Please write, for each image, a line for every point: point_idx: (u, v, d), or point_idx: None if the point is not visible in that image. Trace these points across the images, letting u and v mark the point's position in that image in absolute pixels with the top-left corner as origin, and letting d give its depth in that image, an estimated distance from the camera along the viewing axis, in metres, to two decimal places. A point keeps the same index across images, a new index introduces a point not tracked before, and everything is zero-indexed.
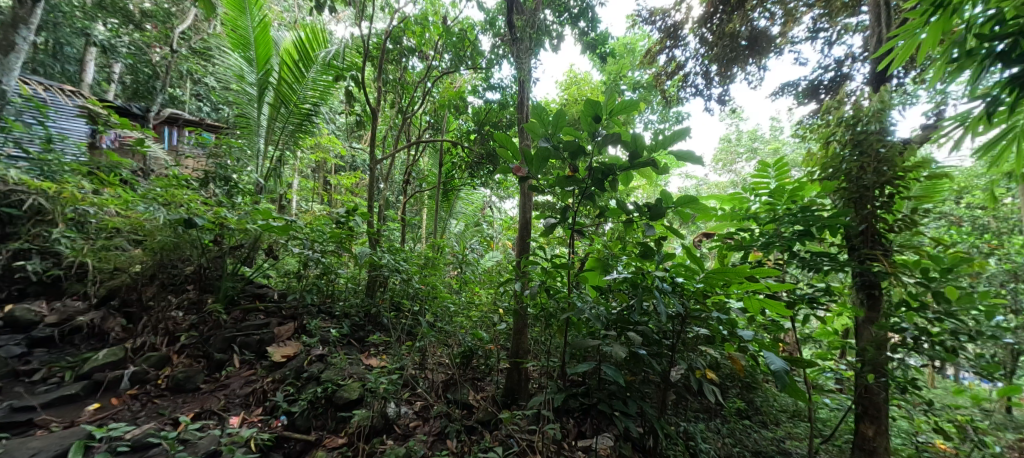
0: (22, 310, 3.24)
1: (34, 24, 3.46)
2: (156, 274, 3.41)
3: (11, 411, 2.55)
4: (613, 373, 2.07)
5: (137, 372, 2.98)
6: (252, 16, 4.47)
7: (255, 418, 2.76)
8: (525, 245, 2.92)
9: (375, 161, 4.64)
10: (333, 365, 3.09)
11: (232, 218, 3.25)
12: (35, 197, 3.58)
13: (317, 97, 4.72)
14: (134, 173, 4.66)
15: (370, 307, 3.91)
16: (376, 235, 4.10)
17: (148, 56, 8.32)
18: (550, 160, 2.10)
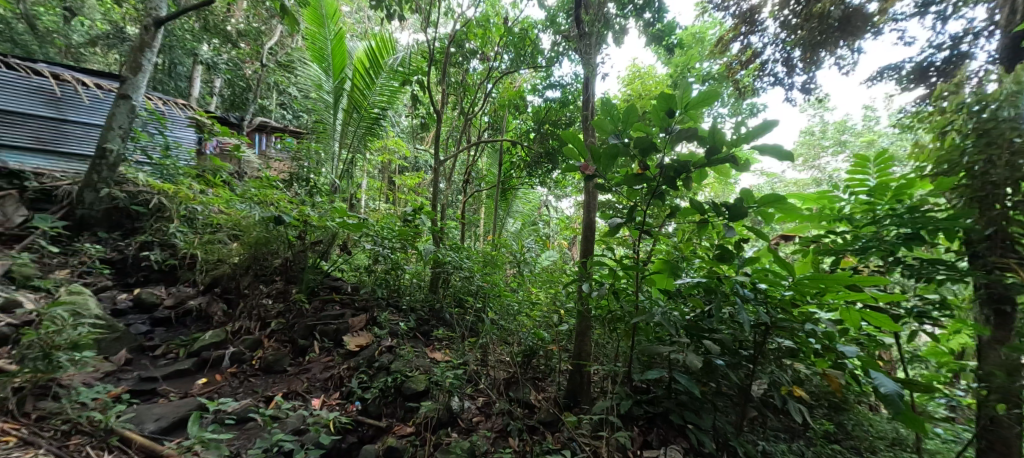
0: (147, 293, 3.78)
1: (154, 47, 4.51)
2: (250, 265, 3.80)
3: (141, 380, 2.96)
4: (686, 382, 1.96)
5: (236, 353, 3.34)
6: (330, 30, 4.80)
7: (333, 402, 2.98)
8: (589, 247, 2.77)
9: (437, 161, 4.77)
10: (401, 356, 3.23)
11: (314, 216, 3.53)
12: (158, 198, 4.36)
13: (385, 102, 4.98)
14: (233, 175, 5.23)
15: (434, 303, 4.03)
16: (440, 233, 4.24)
17: (242, 72, 9.39)
18: (618, 158, 2.04)
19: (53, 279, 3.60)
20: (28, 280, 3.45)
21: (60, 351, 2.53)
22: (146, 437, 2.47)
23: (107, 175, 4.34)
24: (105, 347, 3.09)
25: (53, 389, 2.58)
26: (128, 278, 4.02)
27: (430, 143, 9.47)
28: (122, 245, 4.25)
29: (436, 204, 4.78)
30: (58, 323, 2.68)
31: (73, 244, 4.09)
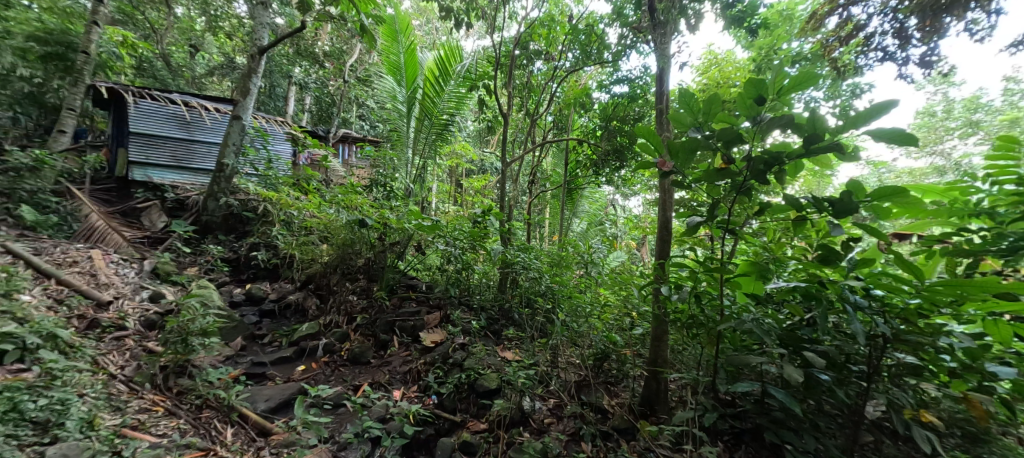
0: (256, 288, 4.29)
1: (258, 72, 5.06)
2: (339, 265, 4.13)
3: (253, 365, 3.36)
4: (783, 397, 1.76)
5: (328, 343, 3.65)
6: (403, 43, 5.05)
7: (412, 394, 3.14)
8: (666, 248, 2.59)
9: (503, 163, 4.79)
10: (473, 354, 3.31)
11: (392, 219, 3.76)
12: (264, 204, 4.90)
13: (453, 108, 5.14)
14: (321, 182, 5.70)
15: (503, 303, 4.03)
16: (508, 234, 4.28)
17: (327, 88, 10.28)
18: (698, 152, 1.89)
19: (186, 275, 4.22)
20: (169, 275, 4.12)
21: (194, 336, 2.95)
22: (259, 415, 2.81)
23: (225, 186, 4.99)
24: (226, 334, 3.53)
25: (189, 368, 2.99)
26: (242, 275, 4.59)
27: (497, 146, 9.60)
28: (236, 246, 4.85)
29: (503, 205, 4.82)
30: (192, 312, 3.08)
31: (200, 245, 4.77)
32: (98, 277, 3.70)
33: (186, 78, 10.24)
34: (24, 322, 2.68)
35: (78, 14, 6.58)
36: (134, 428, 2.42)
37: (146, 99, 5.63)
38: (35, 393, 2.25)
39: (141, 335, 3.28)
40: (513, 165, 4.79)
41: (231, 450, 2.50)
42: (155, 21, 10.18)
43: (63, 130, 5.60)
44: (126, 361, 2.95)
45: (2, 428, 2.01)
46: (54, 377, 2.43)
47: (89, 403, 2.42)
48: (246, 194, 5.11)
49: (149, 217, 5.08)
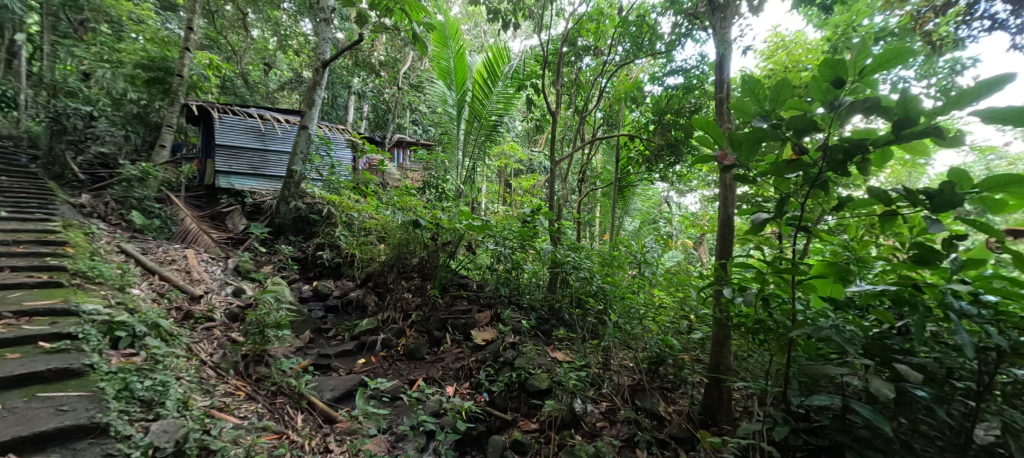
0: (322, 285, 4.57)
1: (322, 84, 5.36)
2: (395, 263, 4.29)
3: (319, 356, 3.58)
4: (868, 413, 1.57)
5: (386, 339, 3.80)
6: (453, 48, 5.13)
7: (465, 391, 3.20)
8: (728, 246, 2.40)
9: (553, 162, 4.72)
10: (524, 353, 3.28)
11: (444, 220, 3.83)
12: (328, 207, 5.20)
13: (502, 108, 5.15)
14: (378, 185, 5.94)
15: (553, 303, 3.97)
16: (557, 233, 4.21)
17: (383, 96, 10.73)
18: (765, 143, 1.73)
19: (262, 273, 4.57)
20: (248, 273, 4.49)
21: (270, 329, 3.20)
22: (325, 404, 2.98)
23: (295, 191, 5.37)
24: (297, 327, 3.79)
25: (266, 357, 3.21)
26: (310, 273, 4.92)
27: (546, 145, 9.52)
28: (304, 246, 5.20)
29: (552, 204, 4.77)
30: (268, 305, 3.32)
31: (274, 245, 5.19)
32: (191, 274, 4.14)
33: (261, 94, 11.15)
34: (135, 313, 3.07)
35: (172, 42, 8.15)
36: (220, 410, 2.61)
37: (229, 115, 6.30)
38: (142, 374, 2.49)
39: (226, 326, 3.56)
40: (562, 163, 4.70)
41: (302, 435, 2.64)
42: (234, 43, 11.18)
43: (163, 145, 6.41)
44: (214, 349, 3.22)
45: (116, 403, 2.21)
46: (157, 361, 2.68)
47: (184, 385, 2.63)
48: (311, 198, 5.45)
49: (232, 221, 5.60)
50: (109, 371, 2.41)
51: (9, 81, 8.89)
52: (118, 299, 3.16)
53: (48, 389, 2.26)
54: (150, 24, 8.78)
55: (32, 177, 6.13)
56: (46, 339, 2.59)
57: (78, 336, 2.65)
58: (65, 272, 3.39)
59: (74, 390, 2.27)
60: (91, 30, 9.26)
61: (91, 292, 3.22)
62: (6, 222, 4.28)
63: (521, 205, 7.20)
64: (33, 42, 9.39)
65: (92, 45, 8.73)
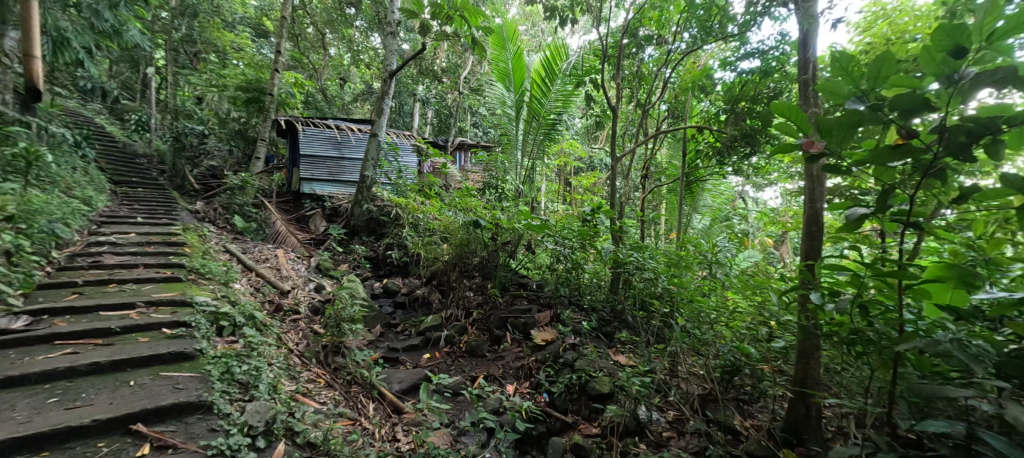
0: (391, 283, 4.79)
1: (389, 93, 5.60)
2: (458, 263, 4.38)
3: (388, 350, 3.75)
4: (1002, 446, 1.30)
5: (449, 335, 3.89)
6: (511, 49, 5.12)
7: (525, 390, 3.17)
8: (815, 247, 2.14)
9: (614, 159, 4.54)
10: (585, 355, 3.19)
11: (503, 220, 3.83)
12: (396, 209, 5.45)
13: (560, 107, 5.07)
14: (441, 187, 6.13)
15: (615, 304, 3.80)
16: (620, 232, 4.04)
17: (445, 101, 11.10)
18: (862, 127, 1.50)
19: (340, 270, 4.87)
20: (327, 270, 4.83)
21: (346, 322, 3.42)
22: (394, 395, 3.11)
23: (368, 194, 5.71)
24: (369, 321, 4.01)
25: (342, 348, 3.42)
26: (381, 271, 5.18)
27: (607, 142, 9.27)
28: (376, 246, 5.50)
29: (615, 202, 4.61)
30: (344, 301, 3.55)
31: (349, 245, 5.53)
32: (281, 271, 4.53)
33: (337, 106, 12.00)
34: (236, 305, 3.41)
35: (263, 64, 9.03)
36: (304, 395, 2.79)
37: (310, 126, 6.90)
38: (241, 359, 2.72)
39: (310, 318, 3.84)
40: (624, 159, 4.52)
41: (373, 423, 2.75)
42: (314, 61, 12.14)
43: (259, 157, 7.15)
44: (300, 338, 3.48)
45: (221, 384, 2.44)
46: (253, 348, 2.92)
47: (275, 370, 2.82)
48: (381, 201, 5.75)
49: (313, 222, 6.07)
50: (214, 356, 2.67)
51: (141, 107, 10.40)
52: (224, 293, 3.52)
53: (169, 369, 2.53)
54: (245, 49, 9.80)
55: (161, 189, 7.11)
56: (168, 326, 2.92)
57: (192, 324, 2.95)
58: (183, 269, 3.84)
59: (188, 371, 2.53)
60: (201, 59, 10.55)
61: (202, 286, 3.60)
62: (140, 226, 4.96)
63: (582, 204, 7.05)
64: (159, 73, 10.90)
65: (202, 72, 9.95)
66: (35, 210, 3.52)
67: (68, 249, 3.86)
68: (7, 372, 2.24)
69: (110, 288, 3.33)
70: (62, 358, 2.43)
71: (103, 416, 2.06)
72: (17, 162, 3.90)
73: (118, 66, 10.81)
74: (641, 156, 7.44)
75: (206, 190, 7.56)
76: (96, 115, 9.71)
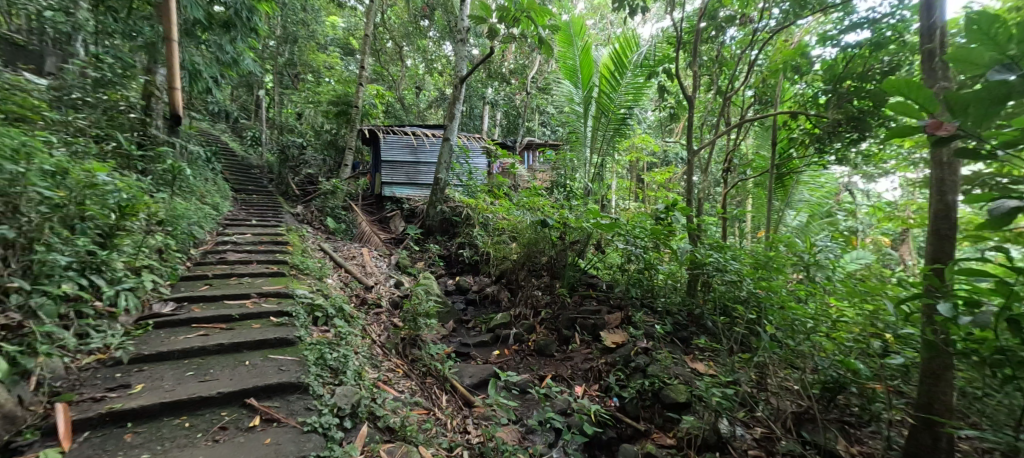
0: (462, 280, 4.91)
1: (460, 98, 5.75)
2: (526, 262, 4.37)
3: (461, 344, 3.84)
4: None
5: (518, 333, 3.89)
6: (578, 45, 5.00)
7: (594, 393, 3.11)
8: (948, 247, 1.81)
9: (690, 152, 4.23)
10: (658, 359, 3.01)
11: (571, 219, 3.75)
12: (467, 209, 5.59)
13: (631, 101, 4.83)
14: (510, 187, 6.17)
15: (693, 308, 3.56)
16: (698, 231, 3.76)
17: (513, 102, 11.21)
18: (1013, 102, 1.19)
19: (416, 268, 5.09)
20: (404, 267, 5.09)
21: (420, 317, 3.56)
22: (466, 388, 3.18)
23: (441, 195, 5.92)
24: (443, 317, 4.14)
25: (418, 341, 3.55)
26: (453, 269, 5.34)
27: (683, 136, 8.74)
28: (448, 245, 5.68)
29: (694, 198, 4.30)
30: (420, 297, 3.70)
31: (424, 244, 5.77)
32: (366, 268, 4.85)
33: (414, 113, 12.62)
34: (328, 298, 3.70)
35: (348, 78, 9.77)
36: (385, 382, 2.93)
37: (391, 134, 7.33)
38: (331, 347, 2.93)
39: (390, 312, 4.05)
40: (702, 152, 4.21)
41: (446, 414, 2.83)
42: (394, 73, 12.89)
43: (347, 164, 7.78)
44: (382, 330, 3.69)
45: (315, 368, 2.63)
46: (342, 338, 3.14)
47: (360, 358, 3.00)
48: (453, 202, 5.92)
49: (393, 222, 6.42)
50: (311, 342, 2.89)
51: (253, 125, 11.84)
52: (318, 287, 3.82)
53: (275, 352, 2.77)
54: (334, 67, 10.69)
55: (268, 195, 8.00)
56: (274, 315, 3.21)
57: (293, 313, 3.21)
58: (287, 265, 4.23)
59: (290, 355, 2.76)
60: (299, 79, 11.75)
61: (301, 280, 3.94)
62: (253, 226, 5.59)
63: (657, 201, 6.71)
64: (266, 95, 12.35)
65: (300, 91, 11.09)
66: (178, 215, 4.09)
67: (201, 246, 4.44)
68: (157, 347, 2.58)
69: (232, 279, 3.75)
70: (195, 338, 2.75)
71: (227, 390, 2.31)
72: (167, 176, 4.56)
73: (236, 91, 12.45)
74: (721, 149, 6.91)
75: (304, 195, 8.37)
76: (219, 133, 11.20)
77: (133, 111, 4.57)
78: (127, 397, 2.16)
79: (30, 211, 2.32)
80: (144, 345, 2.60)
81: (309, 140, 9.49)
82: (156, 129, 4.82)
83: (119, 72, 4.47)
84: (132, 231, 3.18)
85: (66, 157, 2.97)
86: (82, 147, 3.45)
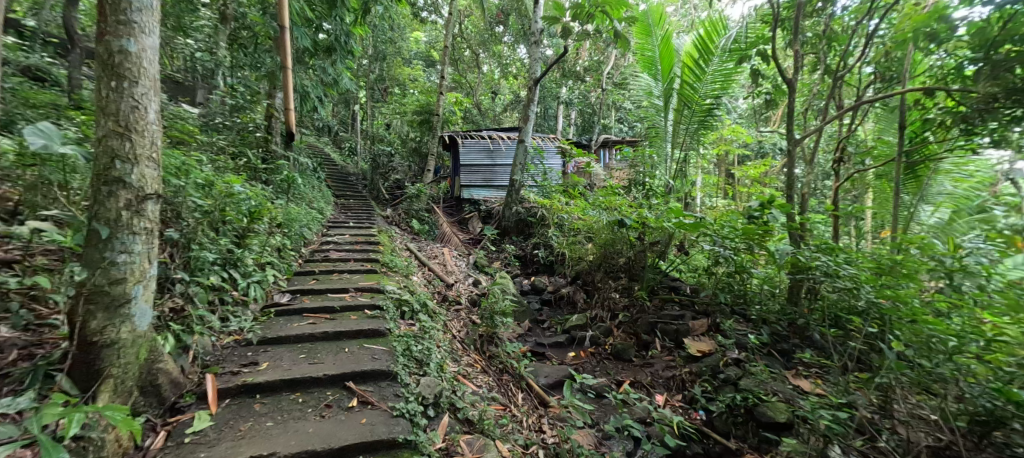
0: (538, 281, 5.01)
1: (534, 99, 5.83)
2: (602, 263, 4.34)
3: (536, 344, 3.91)
4: None
5: (595, 336, 3.89)
6: (657, 34, 4.82)
7: (677, 403, 3.07)
8: None
9: (791, 142, 3.86)
10: (752, 373, 2.86)
11: (651, 218, 3.65)
12: (542, 210, 5.68)
13: (718, 89, 4.53)
14: (586, 187, 6.13)
15: (796, 318, 3.23)
16: (801, 230, 3.42)
17: (589, 100, 11.08)
18: None
19: (493, 267, 5.29)
20: (483, 267, 5.31)
21: (497, 315, 3.75)
22: (541, 388, 3.25)
23: (516, 197, 6.09)
24: (519, 316, 4.26)
25: (495, 338, 3.70)
26: (529, 269, 5.46)
27: (784, 123, 7.92)
28: (525, 245, 5.81)
29: (795, 194, 3.91)
30: (497, 296, 3.86)
31: (501, 245, 5.96)
32: (447, 266, 5.15)
33: (491, 117, 13.06)
34: (413, 293, 3.99)
35: (429, 87, 10.37)
36: (464, 376, 3.10)
37: (469, 139, 7.68)
38: (416, 339, 3.18)
39: (469, 309, 4.27)
40: (805, 141, 3.80)
41: (521, 411, 2.92)
42: (471, 80, 13.41)
43: (429, 170, 8.19)
44: (462, 326, 3.89)
45: (403, 359, 2.87)
46: (426, 331, 3.38)
47: (441, 351, 3.22)
48: (529, 203, 6.04)
49: (471, 223, 6.72)
50: (399, 335, 3.15)
51: (349, 136, 13.07)
52: (405, 284, 4.14)
53: (369, 342, 3.06)
54: (417, 78, 11.42)
55: (362, 199, 8.80)
56: (368, 307, 3.53)
57: (384, 307, 3.51)
58: (379, 263, 4.62)
59: (381, 344, 3.02)
60: (388, 92, 12.74)
61: (390, 277, 4.30)
62: (350, 228, 6.20)
63: (751, 197, 6.19)
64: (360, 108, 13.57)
65: (388, 103, 12.01)
66: (292, 218, 4.68)
67: (309, 246, 5.03)
68: (277, 332, 3.00)
69: (334, 275, 4.20)
70: (306, 326, 3.14)
71: (330, 372, 2.61)
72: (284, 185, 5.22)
73: (336, 107, 13.85)
74: (832, 137, 6.15)
75: (392, 198, 9.07)
76: (322, 144, 12.56)
77: (259, 130, 5.31)
78: (255, 372, 2.54)
79: (188, 217, 2.84)
80: (268, 329, 3.04)
81: (397, 148, 10.24)
82: (275, 145, 5.51)
83: (247, 98, 5.25)
84: (259, 233, 3.71)
85: (212, 171, 3.57)
86: (222, 163, 4.08)
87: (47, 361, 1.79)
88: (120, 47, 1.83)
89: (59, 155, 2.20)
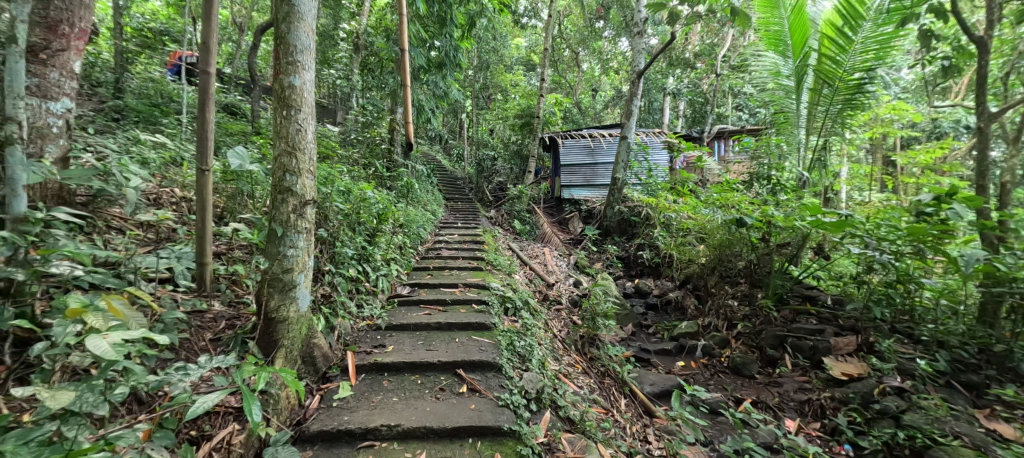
0: (642, 283, 4.90)
1: (638, 93, 5.68)
2: (717, 266, 4.10)
3: (641, 349, 3.84)
4: None
5: (707, 346, 3.70)
6: (786, 6, 4.33)
7: (814, 433, 2.75)
8: None
9: (984, 117, 3.17)
10: (919, 408, 2.51)
11: (779, 216, 3.34)
12: (648, 210, 5.51)
13: (871, 60, 3.94)
14: (697, 183, 5.78)
15: (990, 342, 2.72)
16: (1002, 227, 2.81)
17: (700, 89, 10.37)
18: None
19: (595, 268, 5.29)
20: (585, 268, 5.36)
21: (599, 317, 3.76)
22: (646, 395, 3.20)
23: (618, 196, 6.03)
24: (621, 320, 4.23)
25: (597, 341, 3.75)
26: (634, 271, 5.36)
27: (968, 94, 6.43)
28: (629, 246, 5.70)
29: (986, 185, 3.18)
30: (598, 297, 3.90)
31: (603, 245, 5.94)
32: (548, 266, 5.30)
33: (592, 116, 12.99)
34: (516, 291, 4.21)
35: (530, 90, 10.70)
36: (565, 375, 3.20)
37: (569, 139, 7.78)
38: (520, 336, 3.37)
39: (570, 309, 4.37)
40: (1004, 115, 3.07)
41: (624, 417, 2.92)
42: (572, 80, 13.44)
43: (530, 171, 8.37)
44: (563, 326, 3.99)
45: (507, 353, 3.07)
46: (528, 328, 3.56)
47: (543, 348, 3.37)
48: (636, 201, 5.89)
49: (573, 224, 6.80)
50: (502, 329, 3.38)
51: (456, 143, 14.08)
52: (510, 282, 4.38)
53: (476, 334, 3.32)
54: (519, 83, 11.81)
55: (470, 202, 9.44)
56: (475, 302, 3.83)
57: (489, 302, 3.78)
58: (483, 261, 4.95)
59: (485, 337, 3.26)
60: (491, 99, 13.45)
61: (495, 274, 4.58)
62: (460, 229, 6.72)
63: (916, 189, 5.17)
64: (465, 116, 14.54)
65: (492, 109, 12.67)
66: (411, 220, 5.25)
67: (425, 245, 5.58)
68: (400, 320, 3.42)
69: (445, 272, 4.62)
70: (423, 316, 3.53)
71: (442, 359, 2.90)
72: (405, 191, 5.87)
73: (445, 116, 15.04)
74: None
75: (496, 200, 9.56)
76: (433, 152, 13.74)
77: (386, 142, 6.05)
78: (382, 353, 2.95)
79: (334, 220, 3.38)
80: (391, 318, 3.48)
81: (501, 152, 10.75)
82: (397, 154, 6.23)
83: (374, 115, 6.04)
84: (385, 233, 4.25)
85: (350, 180, 4.18)
86: (357, 172, 4.77)
87: (244, 332, 2.30)
88: (289, 83, 2.29)
89: (248, 173, 2.80)
